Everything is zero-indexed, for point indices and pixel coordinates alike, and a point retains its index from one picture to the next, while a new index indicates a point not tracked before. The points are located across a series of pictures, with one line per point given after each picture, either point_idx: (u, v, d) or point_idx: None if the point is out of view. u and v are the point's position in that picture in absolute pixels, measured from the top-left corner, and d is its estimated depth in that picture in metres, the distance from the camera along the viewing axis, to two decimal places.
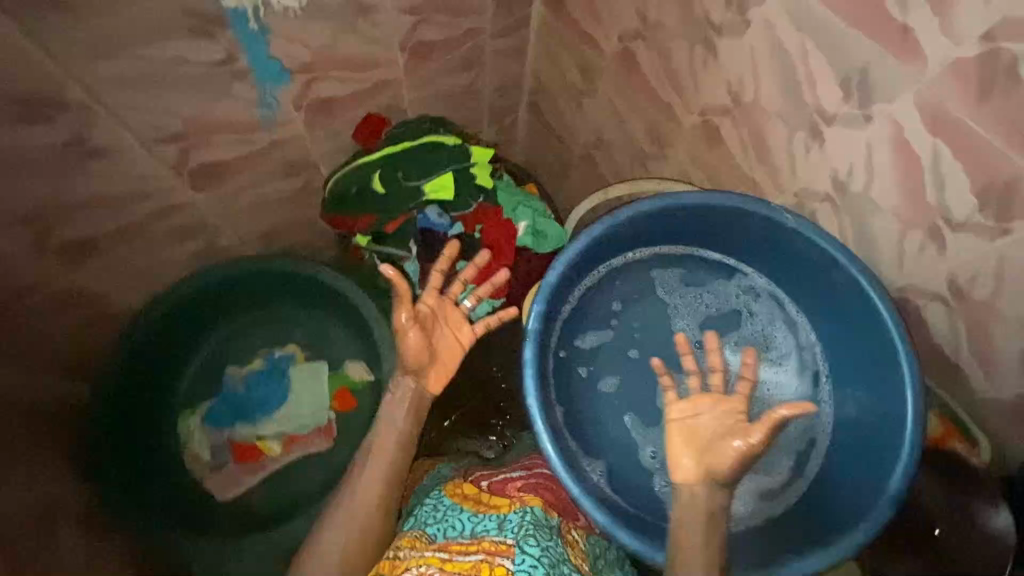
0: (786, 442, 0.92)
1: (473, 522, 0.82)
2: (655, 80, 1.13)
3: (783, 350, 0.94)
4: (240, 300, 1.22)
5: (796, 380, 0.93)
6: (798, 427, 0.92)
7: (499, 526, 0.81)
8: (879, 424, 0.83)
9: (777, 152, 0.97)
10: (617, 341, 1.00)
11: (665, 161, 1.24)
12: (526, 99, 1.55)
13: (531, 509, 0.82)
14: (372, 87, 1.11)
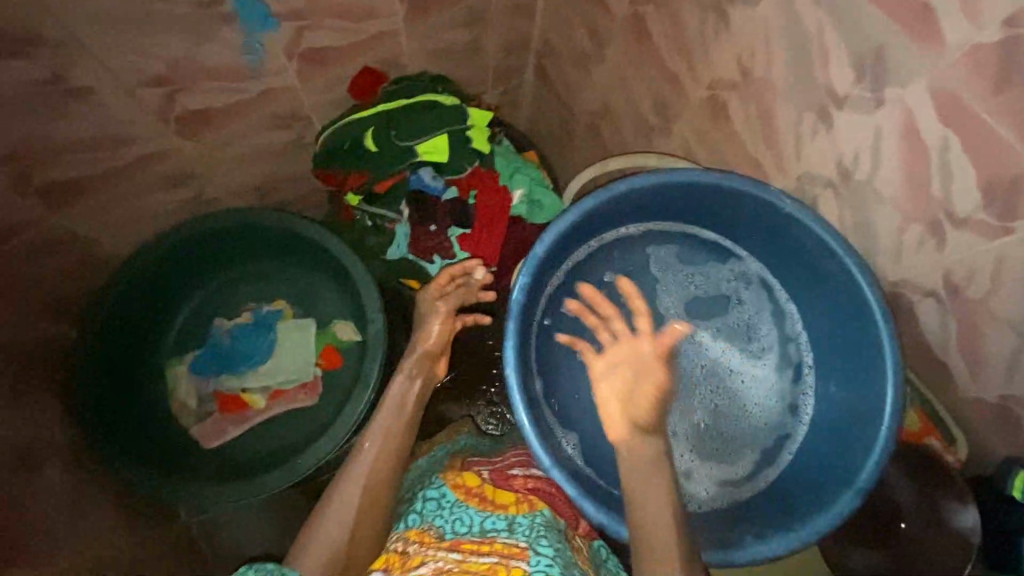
0: (754, 434, 0.91)
1: (480, 519, 0.82)
2: (663, 50, 1.08)
3: (765, 343, 0.93)
4: (230, 253, 1.21)
5: (777, 370, 0.92)
6: (768, 420, 0.91)
7: (510, 527, 0.81)
8: (855, 417, 0.83)
9: (784, 133, 0.94)
10: None
11: (669, 135, 1.20)
12: (533, 62, 1.49)
13: (541, 513, 0.85)
14: (369, 39, 1.07)
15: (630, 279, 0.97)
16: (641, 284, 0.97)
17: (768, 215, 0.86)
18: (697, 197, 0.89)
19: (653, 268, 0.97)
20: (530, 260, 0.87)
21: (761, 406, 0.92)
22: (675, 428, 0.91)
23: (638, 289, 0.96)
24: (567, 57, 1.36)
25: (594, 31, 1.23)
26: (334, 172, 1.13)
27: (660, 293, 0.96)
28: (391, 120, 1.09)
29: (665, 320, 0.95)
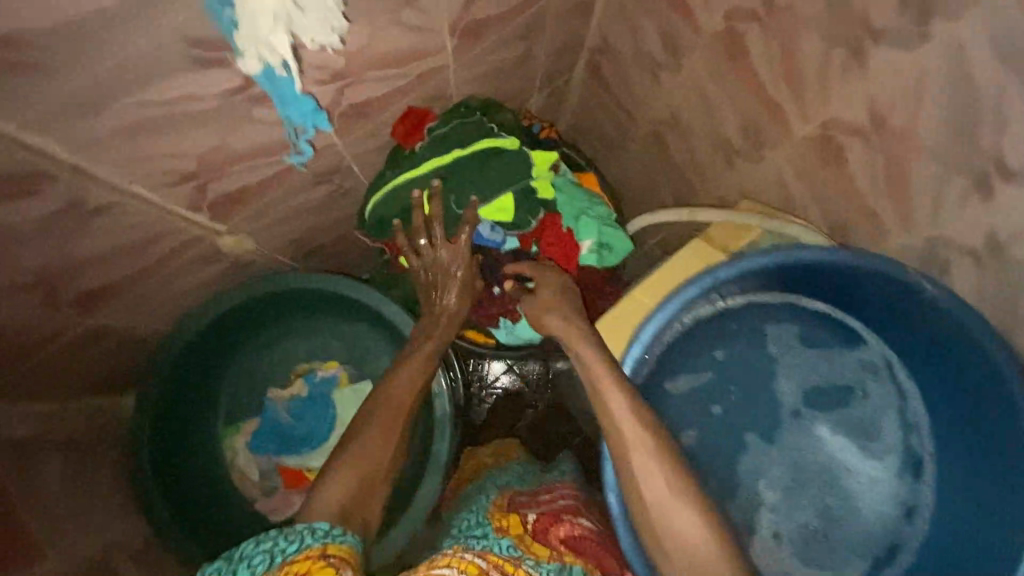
0: (867, 541, 0.85)
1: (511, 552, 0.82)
2: (765, 76, 0.91)
3: (888, 441, 0.86)
4: (273, 312, 1.12)
5: (894, 469, 0.85)
6: (883, 526, 0.85)
7: (535, 564, 0.80)
8: (990, 533, 0.75)
9: (919, 191, 0.80)
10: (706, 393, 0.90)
11: (760, 162, 1.05)
12: (587, 60, 1.30)
13: (572, 567, 0.83)
14: (416, 80, 0.91)
15: (744, 357, 0.89)
16: (756, 366, 0.89)
17: (909, 300, 0.77)
18: (826, 274, 0.81)
19: (769, 347, 0.89)
20: (641, 342, 0.79)
21: (877, 511, 0.85)
22: (783, 529, 0.85)
23: (751, 370, 0.89)
24: (630, 62, 1.18)
25: (670, 40, 1.04)
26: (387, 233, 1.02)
27: (777, 377, 0.88)
28: (449, 175, 0.97)
29: (781, 406, 0.88)
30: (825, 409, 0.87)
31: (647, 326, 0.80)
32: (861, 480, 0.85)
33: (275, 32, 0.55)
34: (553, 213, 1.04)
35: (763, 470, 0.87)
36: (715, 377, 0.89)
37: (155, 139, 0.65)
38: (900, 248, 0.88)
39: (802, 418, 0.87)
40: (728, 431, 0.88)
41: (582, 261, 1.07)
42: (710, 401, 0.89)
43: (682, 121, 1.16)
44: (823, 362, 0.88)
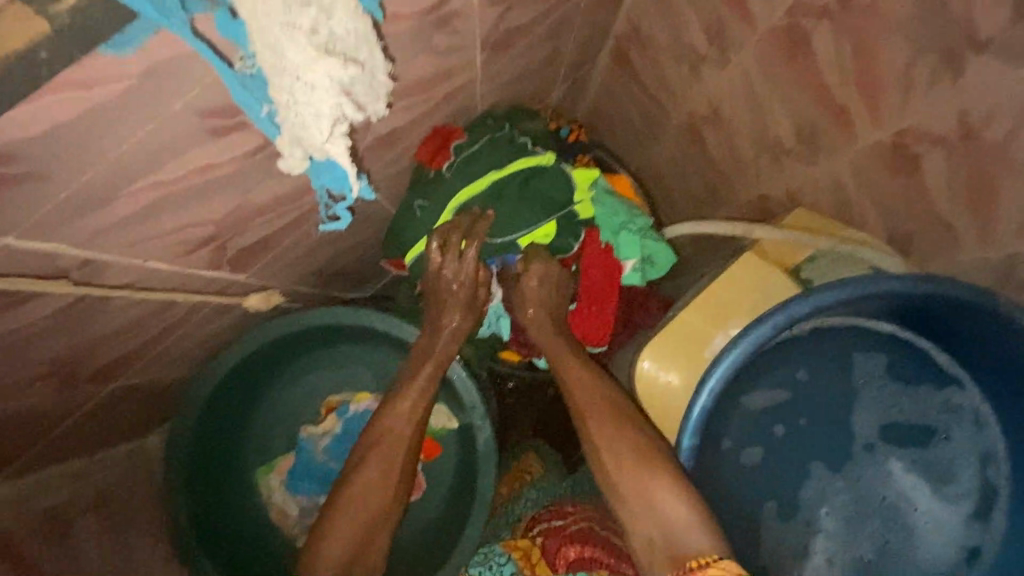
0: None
1: None
2: (828, 75, 0.83)
3: (962, 486, 0.81)
4: (298, 345, 1.05)
5: (967, 520, 0.80)
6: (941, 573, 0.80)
7: None
8: None
9: (1003, 207, 0.73)
10: (778, 413, 0.86)
11: (809, 168, 0.95)
12: (609, 52, 1.18)
13: None
14: (443, 100, 0.82)
15: (821, 381, 0.86)
16: (833, 391, 0.85)
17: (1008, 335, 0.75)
18: (917, 302, 0.78)
19: (848, 372, 0.85)
20: (709, 389, 0.78)
21: (939, 558, 0.80)
22: (837, 558, 0.82)
23: (828, 397, 0.85)
24: (660, 55, 1.07)
25: (716, 32, 0.94)
26: (416, 267, 0.94)
27: (857, 407, 0.83)
28: (481, 201, 0.90)
29: (857, 438, 0.83)
30: (904, 446, 0.82)
31: (725, 362, 0.77)
32: (926, 524, 0.80)
33: (330, 136, 0.50)
34: (592, 231, 0.97)
35: (826, 499, 0.83)
36: (792, 398, 0.87)
37: (171, 212, 0.58)
38: (970, 270, 0.82)
39: (876, 451, 0.82)
40: (794, 456, 0.84)
41: (626, 281, 0.99)
42: (777, 420, 0.86)
43: (721, 121, 1.05)
44: (909, 397, 0.83)
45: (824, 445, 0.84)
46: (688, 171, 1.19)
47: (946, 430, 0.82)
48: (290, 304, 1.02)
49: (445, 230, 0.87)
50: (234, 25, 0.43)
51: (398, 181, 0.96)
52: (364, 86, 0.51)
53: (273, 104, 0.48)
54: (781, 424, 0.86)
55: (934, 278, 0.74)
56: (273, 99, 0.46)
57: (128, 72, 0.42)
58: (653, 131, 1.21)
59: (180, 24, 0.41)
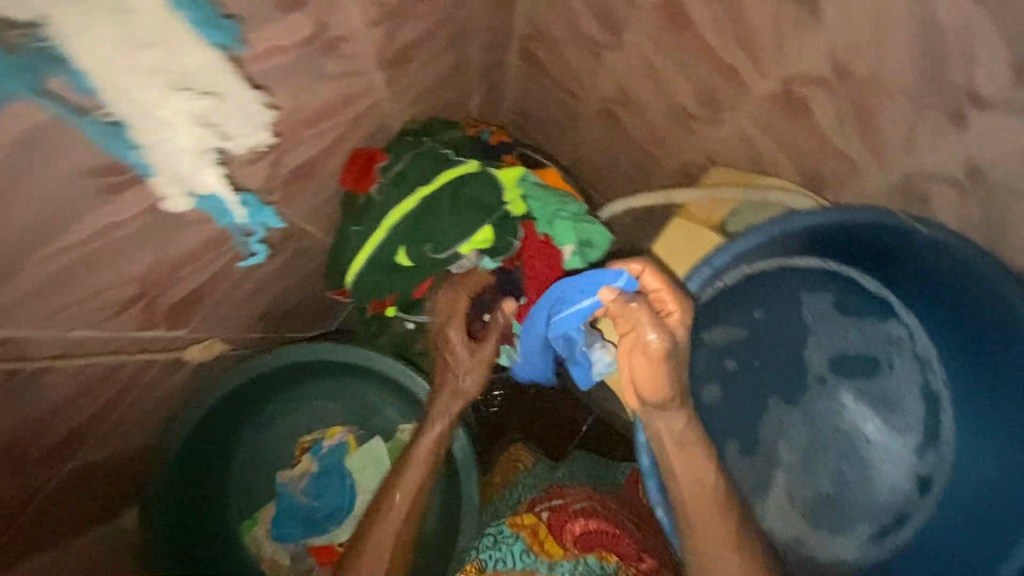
0: (875, 512, 0.89)
1: (524, 560, 0.88)
2: (712, 39, 0.87)
3: (908, 413, 0.89)
4: (260, 392, 1.05)
5: (914, 442, 0.89)
6: (892, 498, 0.89)
7: (551, 569, 0.87)
8: (996, 498, 0.79)
9: (889, 131, 0.79)
10: (735, 354, 0.90)
11: (718, 128, 1.00)
12: (516, 53, 1.21)
13: (584, 560, 0.89)
14: (354, 123, 0.84)
15: (773, 319, 0.91)
16: (787, 331, 0.91)
17: (934, 262, 0.79)
18: (842, 235, 0.81)
19: (800, 312, 0.91)
20: None
21: (889, 483, 0.89)
22: (798, 489, 0.90)
23: (783, 336, 0.91)
24: (562, 46, 1.11)
25: (607, 17, 0.99)
26: (364, 294, 0.95)
27: (809, 346, 0.91)
28: (411, 217, 0.90)
29: (809, 372, 0.91)
30: (853, 379, 0.90)
31: None
32: (875, 449, 0.89)
33: (198, 169, 0.59)
34: (530, 225, 0.99)
35: (784, 433, 0.91)
36: (748, 336, 0.91)
37: (82, 275, 0.59)
38: (880, 192, 0.87)
39: (828, 384, 0.91)
40: (757, 397, 0.91)
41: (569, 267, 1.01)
42: (732, 358, 0.90)
43: (632, 99, 1.09)
44: (857, 334, 0.91)
45: (779, 382, 0.91)
46: (615, 152, 1.23)
47: (889, 361, 0.90)
48: (243, 350, 1.02)
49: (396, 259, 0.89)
50: (82, 79, 0.46)
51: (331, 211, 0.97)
52: (233, 103, 0.58)
53: (138, 147, 0.54)
54: (734, 358, 0.90)
55: (847, 207, 0.77)
56: (142, 139, 0.53)
57: (2, 138, 0.45)
58: (575, 121, 1.25)
59: (28, 86, 0.44)
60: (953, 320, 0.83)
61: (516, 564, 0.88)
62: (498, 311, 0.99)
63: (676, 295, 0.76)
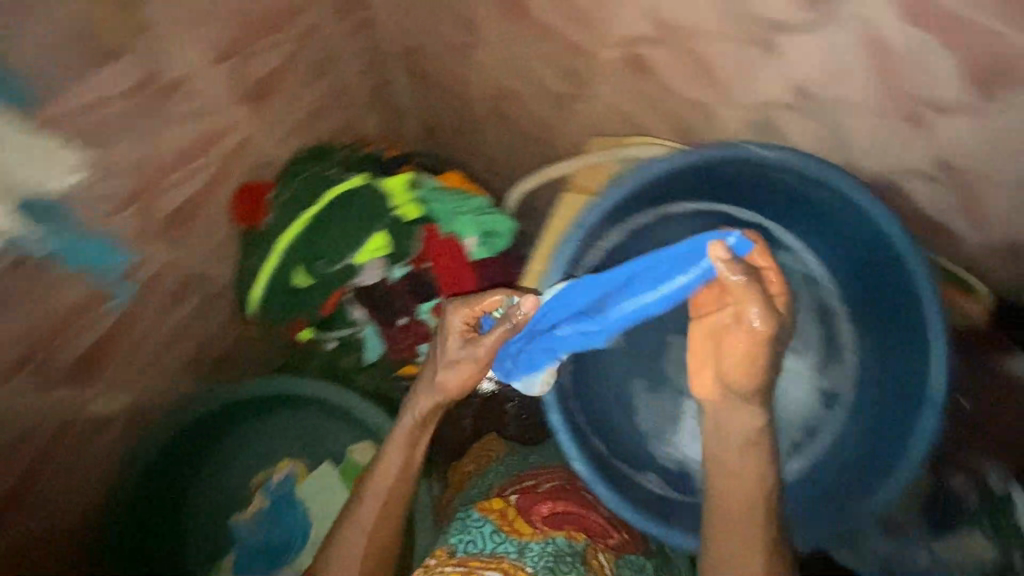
0: (789, 427, 0.95)
1: (493, 541, 0.83)
2: (553, 19, 0.94)
3: (807, 330, 0.96)
4: (202, 438, 1.06)
5: (817, 356, 0.95)
6: (803, 410, 0.95)
7: (519, 550, 0.80)
8: (895, 387, 0.86)
9: (723, 71, 0.85)
10: None
11: (588, 103, 1.04)
12: (405, 75, 1.21)
13: (554, 539, 0.83)
14: (229, 156, 0.90)
15: None
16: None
17: (795, 184, 0.84)
18: (703, 174, 0.86)
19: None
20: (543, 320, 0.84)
21: (797, 397, 0.96)
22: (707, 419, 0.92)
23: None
24: (444, 59, 1.13)
25: (461, 19, 1.04)
26: (273, 319, 0.99)
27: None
28: (303, 236, 0.96)
29: None
30: None
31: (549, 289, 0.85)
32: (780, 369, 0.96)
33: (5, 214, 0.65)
34: (427, 225, 1.01)
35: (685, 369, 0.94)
36: None
37: None
38: (738, 127, 0.92)
39: None
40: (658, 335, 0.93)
41: (475, 258, 1.03)
42: None
43: (515, 94, 1.12)
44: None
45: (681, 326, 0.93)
46: (524, 153, 1.22)
47: (781, 287, 0.96)
48: (178, 401, 1.03)
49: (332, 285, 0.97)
50: None
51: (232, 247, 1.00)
52: (5, 147, 0.63)
53: None
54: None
55: (699, 147, 0.81)
56: None
57: None
58: (478, 129, 1.25)
59: None
60: (829, 234, 0.90)
61: (486, 549, 0.81)
62: (412, 313, 1.02)
63: (781, 277, 0.67)
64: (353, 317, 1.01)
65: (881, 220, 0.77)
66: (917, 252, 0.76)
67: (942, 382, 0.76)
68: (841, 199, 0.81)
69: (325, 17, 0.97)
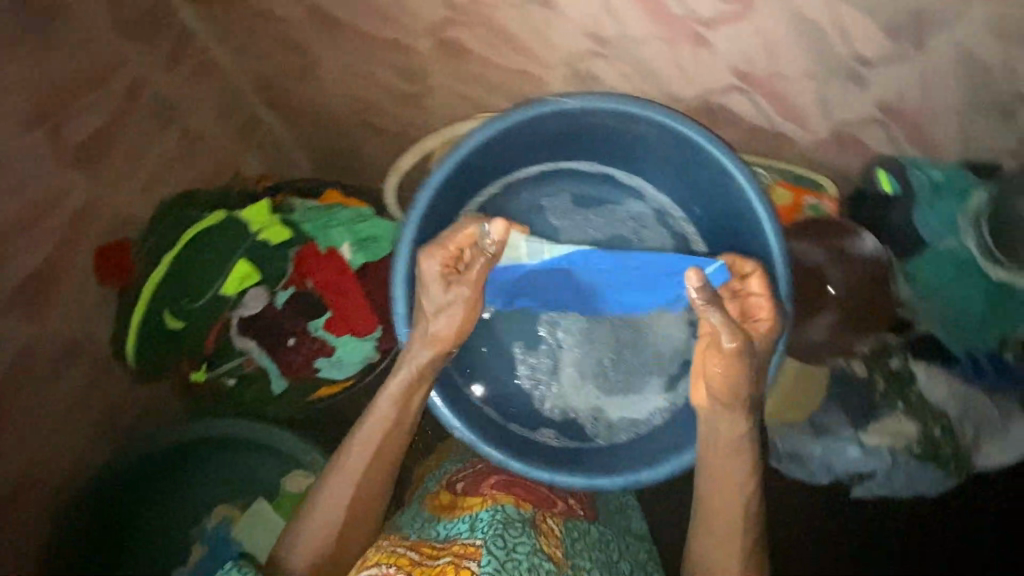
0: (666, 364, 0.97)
1: (445, 526, 0.77)
2: (363, 24, 0.96)
3: None
4: (133, 501, 1.06)
5: None
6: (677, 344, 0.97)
7: (471, 527, 0.75)
8: None
9: (523, 34, 0.89)
10: None
11: (430, 98, 1.07)
12: (263, 106, 1.21)
13: (502, 507, 0.77)
14: (76, 218, 0.92)
15: (522, 228, 1.00)
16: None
17: (615, 129, 0.89)
18: (530, 135, 0.89)
19: (547, 212, 1.02)
20: (399, 313, 0.84)
21: (668, 335, 0.97)
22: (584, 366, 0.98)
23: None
24: (289, 83, 1.13)
25: (287, 42, 1.05)
26: (154, 365, 1.00)
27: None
28: (169, 277, 0.98)
29: None
30: (608, 257, 0.99)
31: (399, 279, 0.84)
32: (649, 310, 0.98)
33: None
34: (302, 244, 1.05)
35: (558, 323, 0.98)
36: None
37: None
38: (562, 80, 0.95)
39: None
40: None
41: (356, 265, 1.07)
42: None
43: (367, 102, 1.13)
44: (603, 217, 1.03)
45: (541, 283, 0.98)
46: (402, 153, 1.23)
47: (640, 233, 0.99)
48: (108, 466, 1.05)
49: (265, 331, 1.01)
50: None
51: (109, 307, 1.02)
52: None
53: None
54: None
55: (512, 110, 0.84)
56: None
57: None
58: (355, 140, 1.24)
59: None
60: (670, 168, 0.94)
61: (439, 535, 0.77)
62: (302, 333, 1.04)
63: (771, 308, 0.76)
64: (243, 348, 1.03)
65: (699, 139, 0.83)
66: (734, 162, 0.82)
67: (785, 276, 0.82)
68: (660, 128, 0.85)
69: (146, 67, 0.99)
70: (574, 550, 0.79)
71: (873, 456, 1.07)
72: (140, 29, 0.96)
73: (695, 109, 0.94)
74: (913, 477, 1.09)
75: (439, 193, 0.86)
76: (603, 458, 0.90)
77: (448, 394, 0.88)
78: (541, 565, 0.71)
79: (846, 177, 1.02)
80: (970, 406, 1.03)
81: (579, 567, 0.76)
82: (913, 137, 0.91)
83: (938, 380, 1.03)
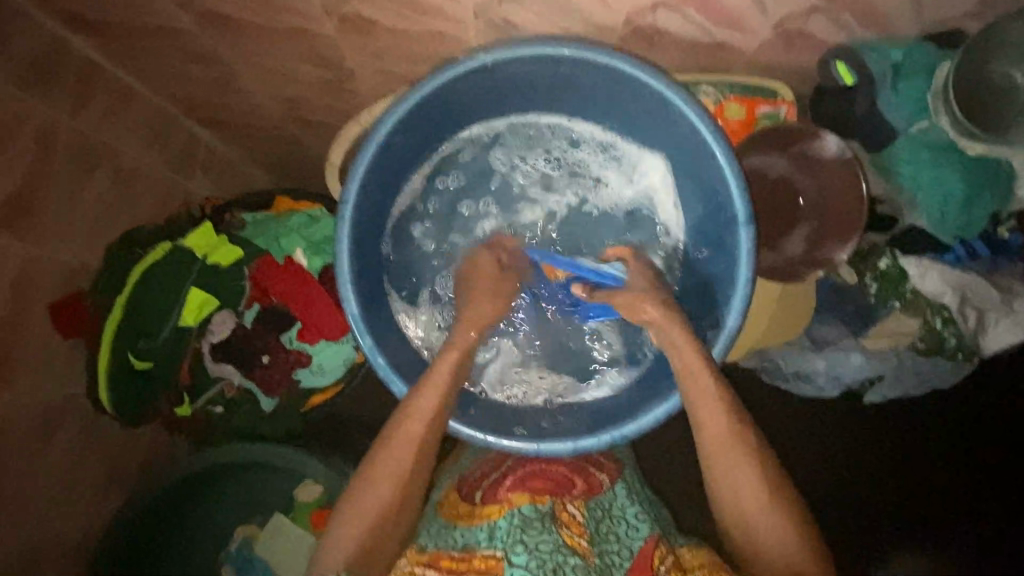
0: None
1: (461, 534, 0.80)
2: (260, 19, 0.90)
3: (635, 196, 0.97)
4: (155, 538, 1.09)
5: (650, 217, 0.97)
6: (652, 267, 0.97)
7: (489, 535, 0.79)
8: (714, 216, 0.85)
9: None
10: (458, 230, 1.00)
11: (355, 81, 1.01)
12: (196, 122, 1.18)
13: (518, 510, 0.79)
14: (19, 278, 0.91)
15: (475, 183, 1.00)
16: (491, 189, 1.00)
17: (541, 75, 0.83)
18: (452, 98, 0.83)
19: (498, 165, 0.99)
20: (354, 314, 0.81)
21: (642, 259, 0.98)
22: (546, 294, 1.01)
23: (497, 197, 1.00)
24: (211, 93, 1.08)
25: (193, 55, 0.99)
26: (130, 408, 0.99)
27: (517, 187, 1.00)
28: (127, 317, 0.98)
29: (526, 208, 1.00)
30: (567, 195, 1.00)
31: (346, 280, 0.81)
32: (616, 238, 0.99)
33: None
34: (254, 258, 1.04)
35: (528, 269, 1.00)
36: (462, 202, 1.00)
37: None
38: (477, 34, 0.89)
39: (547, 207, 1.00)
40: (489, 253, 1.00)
41: (314, 271, 1.05)
42: (447, 227, 1.00)
43: (293, 99, 1.08)
44: (557, 162, 0.99)
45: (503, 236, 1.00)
46: None
47: (595, 165, 0.98)
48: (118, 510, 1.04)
49: (265, 365, 1.03)
50: None
51: (78, 354, 1.02)
52: None
53: None
54: (453, 228, 1.00)
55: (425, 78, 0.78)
56: None
57: None
58: (296, 141, 1.20)
59: None
60: (613, 101, 0.86)
61: (457, 543, 0.79)
62: (275, 348, 1.03)
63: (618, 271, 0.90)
64: (218, 374, 1.03)
65: (633, 70, 0.76)
66: (669, 86, 0.76)
67: (741, 196, 0.77)
68: (589, 61, 0.78)
69: (55, 111, 0.94)
70: (600, 532, 0.81)
71: (876, 359, 1.03)
72: (37, 72, 0.91)
73: (623, 36, 0.88)
74: (925, 373, 1.04)
75: (368, 179, 0.82)
76: (587, 418, 0.88)
77: (418, 383, 0.86)
78: (566, 563, 0.75)
79: (801, 77, 0.95)
80: (967, 290, 0.99)
81: (605, 550, 0.79)
82: (865, 19, 0.83)
83: (929, 270, 0.99)
